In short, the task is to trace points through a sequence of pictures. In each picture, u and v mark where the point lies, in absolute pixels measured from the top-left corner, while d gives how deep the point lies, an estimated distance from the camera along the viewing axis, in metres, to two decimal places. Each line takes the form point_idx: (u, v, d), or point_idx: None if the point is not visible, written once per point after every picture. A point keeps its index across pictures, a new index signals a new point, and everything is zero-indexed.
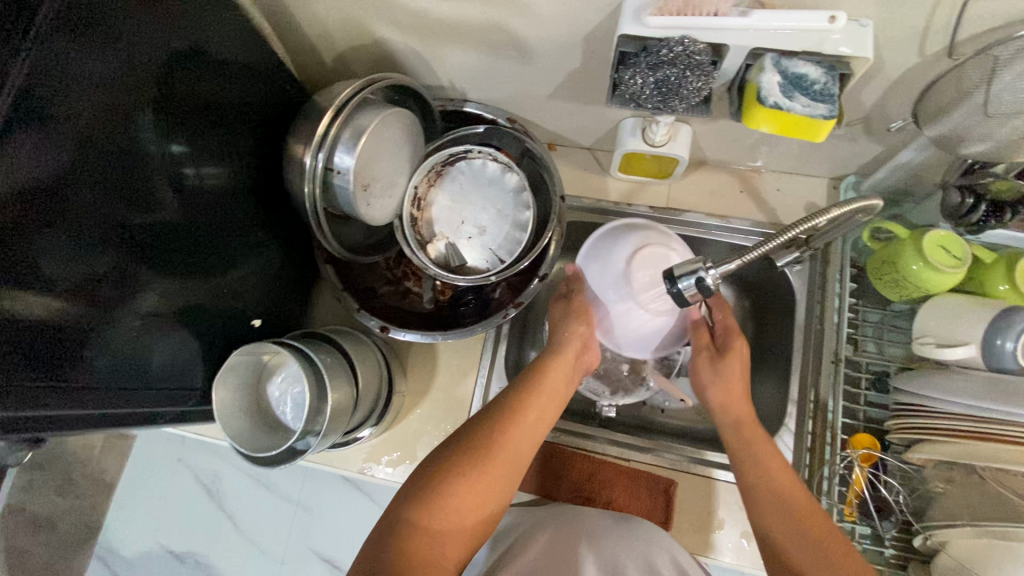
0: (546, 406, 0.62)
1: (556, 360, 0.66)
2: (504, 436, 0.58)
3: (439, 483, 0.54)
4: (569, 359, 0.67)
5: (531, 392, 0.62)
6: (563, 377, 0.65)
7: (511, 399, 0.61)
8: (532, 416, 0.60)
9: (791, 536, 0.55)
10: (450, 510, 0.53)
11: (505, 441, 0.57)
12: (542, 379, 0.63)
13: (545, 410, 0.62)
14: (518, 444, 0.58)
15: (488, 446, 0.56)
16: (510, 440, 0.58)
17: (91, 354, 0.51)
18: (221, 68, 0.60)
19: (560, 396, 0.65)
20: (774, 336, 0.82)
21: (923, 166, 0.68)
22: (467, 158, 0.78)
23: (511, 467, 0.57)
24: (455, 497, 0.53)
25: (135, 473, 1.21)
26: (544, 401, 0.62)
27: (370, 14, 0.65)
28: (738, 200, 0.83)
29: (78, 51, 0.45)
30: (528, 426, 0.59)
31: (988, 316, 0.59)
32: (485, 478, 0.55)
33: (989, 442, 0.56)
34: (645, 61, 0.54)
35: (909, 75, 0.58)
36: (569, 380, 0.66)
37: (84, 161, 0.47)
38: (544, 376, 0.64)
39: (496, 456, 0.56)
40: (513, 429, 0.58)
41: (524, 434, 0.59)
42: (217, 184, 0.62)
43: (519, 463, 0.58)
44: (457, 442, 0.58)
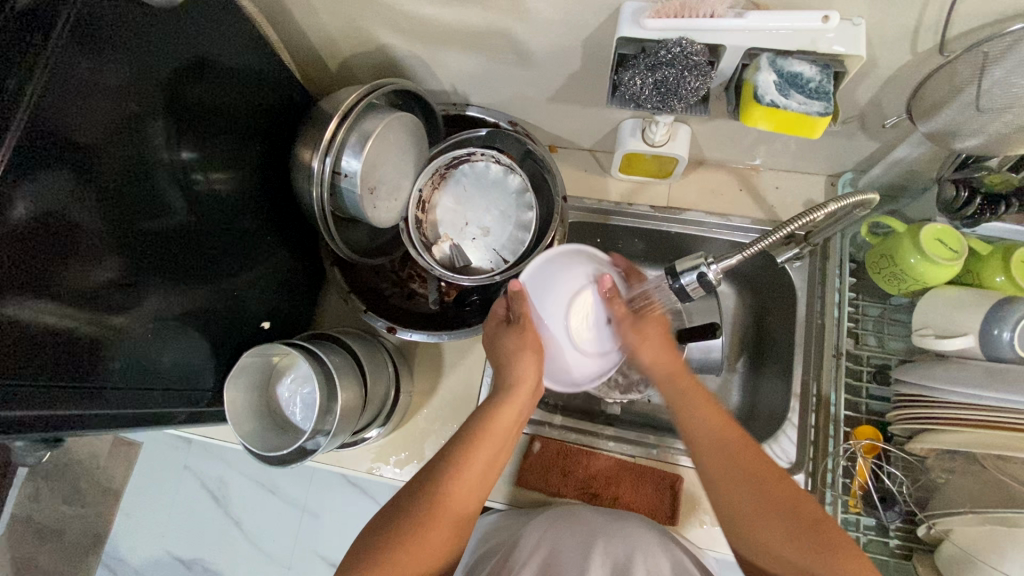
0: (487, 459, 0.60)
1: (501, 404, 0.63)
2: (442, 499, 0.56)
3: (374, 557, 0.53)
4: (517, 404, 0.63)
5: (472, 443, 0.59)
6: (510, 420, 0.62)
7: (452, 454, 0.59)
8: (473, 469, 0.58)
9: (791, 535, 0.50)
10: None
11: (444, 501, 0.56)
12: (487, 426, 0.61)
13: (488, 462, 0.60)
14: (457, 503, 0.57)
15: (426, 513, 0.55)
16: (452, 501, 0.57)
17: (105, 357, 0.52)
18: (229, 76, 0.61)
19: (505, 440, 0.62)
20: (775, 332, 0.83)
21: (918, 161, 0.69)
22: (471, 161, 0.79)
23: (451, 526, 0.56)
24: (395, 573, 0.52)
25: (143, 480, 1.22)
26: (487, 454, 0.59)
27: (374, 21, 0.66)
28: (738, 198, 0.84)
29: (91, 62, 0.47)
30: (468, 481, 0.58)
31: (986, 307, 0.60)
32: (423, 543, 0.54)
33: (988, 431, 0.56)
34: (643, 62, 0.55)
35: (902, 72, 0.59)
36: (518, 417, 0.64)
37: (97, 170, 0.48)
38: (491, 421, 0.61)
39: (433, 521, 0.55)
40: (453, 488, 0.57)
41: (468, 489, 0.58)
42: (225, 189, 0.64)
43: (460, 522, 0.57)
44: (396, 509, 0.57)
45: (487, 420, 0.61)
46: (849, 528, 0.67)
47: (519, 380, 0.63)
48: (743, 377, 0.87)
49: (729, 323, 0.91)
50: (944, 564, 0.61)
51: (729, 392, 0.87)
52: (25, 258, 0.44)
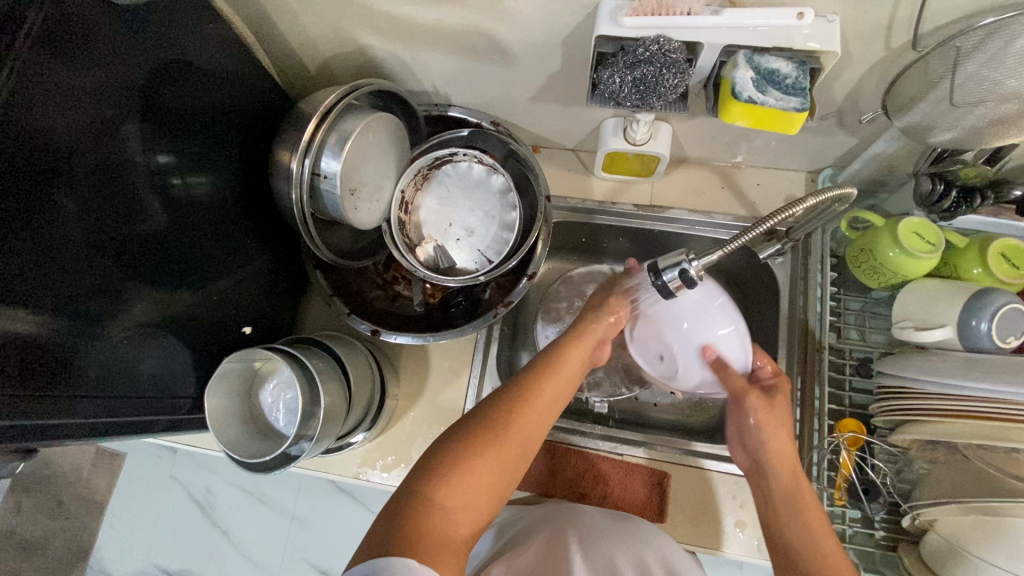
0: (560, 386, 0.60)
1: (569, 347, 0.64)
2: (522, 411, 0.56)
3: (452, 458, 0.51)
4: (584, 348, 0.65)
5: (545, 371, 0.60)
6: (578, 362, 0.64)
7: (527, 377, 0.59)
8: (548, 394, 0.58)
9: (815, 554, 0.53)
10: (468, 481, 0.50)
11: (521, 416, 0.55)
12: (562, 360, 0.62)
13: (562, 391, 0.60)
14: (533, 419, 0.56)
15: (506, 421, 0.54)
16: (527, 421, 0.55)
17: (81, 365, 0.51)
18: (205, 78, 0.61)
19: (574, 376, 0.62)
20: (760, 328, 0.84)
21: (895, 156, 0.70)
22: (453, 161, 0.79)
23: (527, 442, 0.55)
24: (474, 473, 0.50)
25: (128, 491, 1.20)
26: (561, 382, 0.60)
27: (352, 22, 0.66)
28: (720, 196, 0.85)
29: (63, 65, 0.46)
30: (545, 401, 0.58)
31: (962, 298, 0.61)
32: (502, 451, 0.53)
33: (967, 419, 0.57)
34: (622, 61, 0.55)
35: (877, 68, 0.60)
36: (584, 364, 0.65)
37: (71, 175, 0.48)
38: (563, 357, 0.63)
39: (516, 428, 0.54)
40: (531, 404, 0.57)
41: (542, 413, 0.57)
42: (205, 193, 0.63)
43: (535, 441, 0.56)
44: (475, 418, 0.55)
45: (558, 355, 0.62)
46: (836, 521, 0.68)
47: (583, 328, 0.67)
48: None
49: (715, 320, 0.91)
50: (928, 555, 0.62)
51: None
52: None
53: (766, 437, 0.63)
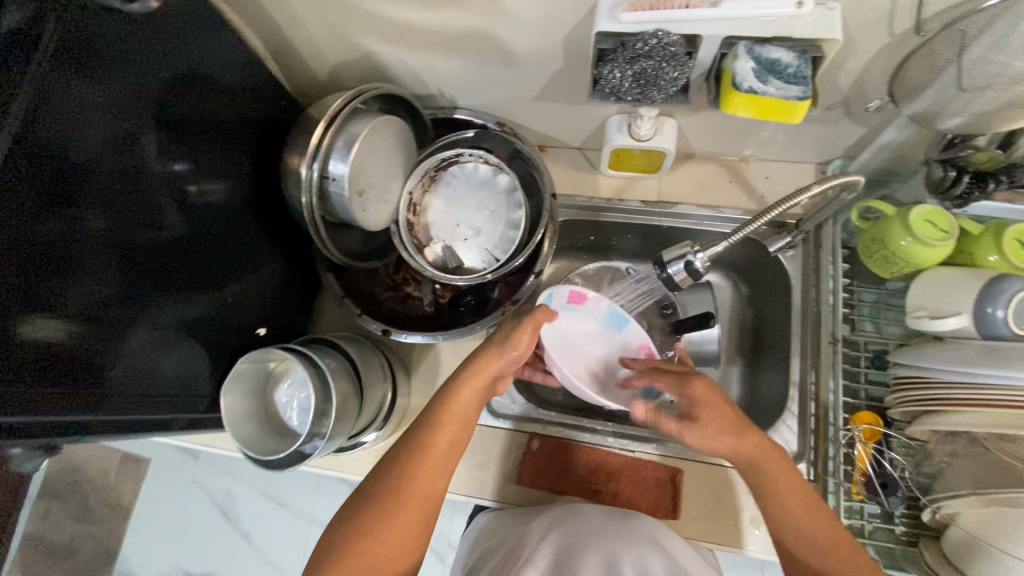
0: (451, 434, 0.61)
1: (466, 383, 0.63)
2: (411, 479, 0.57)
3: (352, 538, 0.54)
4: (477, 383, 0.63)
5: (435, 424, 0.60)
6: (470, 402, 0.63)
7: (415, 434, 0.60)
8: (437, 452, 0.59)
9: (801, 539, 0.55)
10: (372, 556, 0.53)
11: (408, 488, 0.57)
12: (446, 408, 0.61)
13: (453, 439, 0.61)
14: (424, 482, 0.58)
15: (397, 493, 0.56)
16: (416, 486, 0.57)
17: (105, 366, 0.53)
18: (218, 88, 0.63)
19: (468, 419, 0.63)
20: (772, 322, 0.83)
21: (906, 144, 0.69)
22: (459, 162, 0.80)
23: (420, 510, 0.56)
24: (373, 554, 0.53)
25: (152, 497, 1.23)
26: (447, 438, 0.60)
27: (357, 28, 0.67)
28: (728, 189, 0.84)
29: (81, 78, 0.48)
30: (434, 460, 0.59)
31: (978, 285, 0.60)
32: (395, 528, 0.55)
33: (986, 407, 0.56)
34: (622, 56, 0.55)
35: (882, 54, 0.59)
36: (478, 401, 0.64)
37: (90, 183, 0.50)
38: (453, 401, 0.62)
39: (407, 497, 0.56)
40: (417, 467, 0.58)
41: (431, 470, 0.58)
42: (218, 199, 0.64)
43: (431, 500, 0.58)
44: (372, 486, 0.58)
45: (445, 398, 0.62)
46: (854, 516, 0.67)
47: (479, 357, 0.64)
48: (742, 369, 0.86)
49: (727, 316, 0.90)
50: (949, 549, 0.60)
51: (728, 385, 0.87)
52: (19, 271, 0.44)
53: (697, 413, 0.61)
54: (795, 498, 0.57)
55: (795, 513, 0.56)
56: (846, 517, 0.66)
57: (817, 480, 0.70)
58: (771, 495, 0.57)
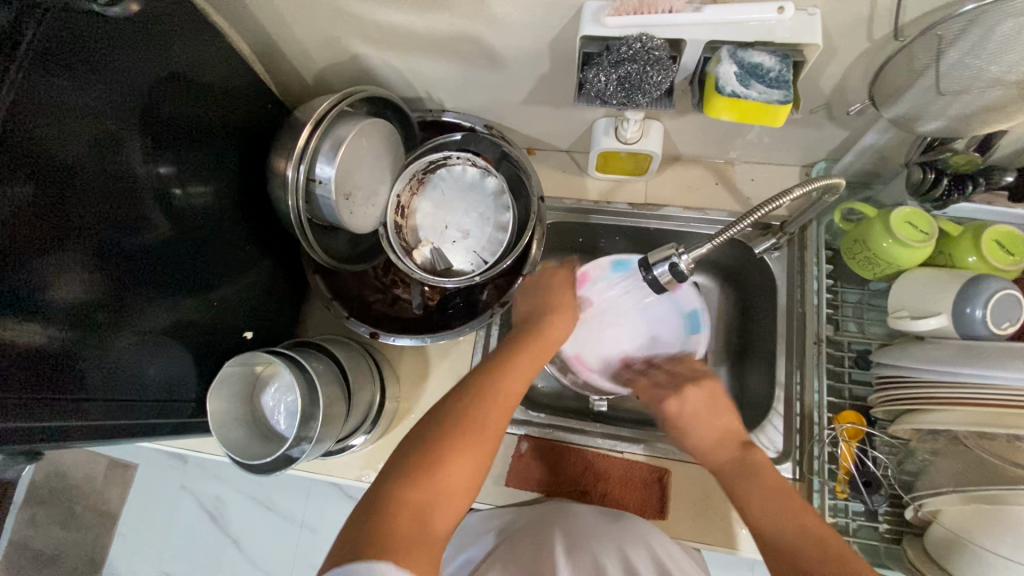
0: (534, 363, 0.63)
1: (529, 341, 0.65)
2: (501, 388, 0.58)
3: (420, 459, 0.51)
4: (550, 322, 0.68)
5: (513, 353, 0.63)
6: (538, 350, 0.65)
7: (485, 368, 0.60)
8: (506, 395, 0.58)
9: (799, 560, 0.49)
10: (436, 480, 0.50)
11: (482, 420, 0.55)
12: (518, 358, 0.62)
13: (534, 362, 0.63)
14: (496, 417, 0.56)
15: (468, 418, 0.54)
16: (505, 396, 0.58)
17: (86, 370, 0.53)
18: (203, 91, 0.62)
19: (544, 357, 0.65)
20: (758, 323, 0.84)
21: (888, 147, 0.70)
22: (447, 164, 0.80)
23: (503, 417, 0.56)
24: (451, 469, 0.51)
25: (139, 502, 1.22)
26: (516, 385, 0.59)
27: (345, 32, 0.68)
28: (714, 192, 0.85)
29: (64, 81, 0.47)
30: (519, 376, 0.60)
31: (957, 285, 0.61)
32: (465, 452, 0.52)
33: (967, 407, 0.57)
34: (607, 60, 0.56)
35: (862, 59, 0.60)
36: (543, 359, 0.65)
37: (74, 186, 0.49)
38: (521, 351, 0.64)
39: (496, 406, 0.57)
40: (505, 382, 0.59)
41: (516, 388, 0.59)
42: (204, 202, 0.64)
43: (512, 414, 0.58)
44: (452, 398, 0.57)
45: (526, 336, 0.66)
46: (839, 514, 0.67)
47: (558, 309, 0.70)
48: (729, 370, 0.88)
49: (714, 317, 0.91)
50: (932, 546, 0.61)
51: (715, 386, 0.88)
52: (6, 243, 0.44)
53: (700, 431, 0.64)
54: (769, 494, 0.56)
55: (784, 527, 0.52)
56: (831, 515, 0.67)
57: (802, 478, 0.71)
58: (763, 514, 0.54)
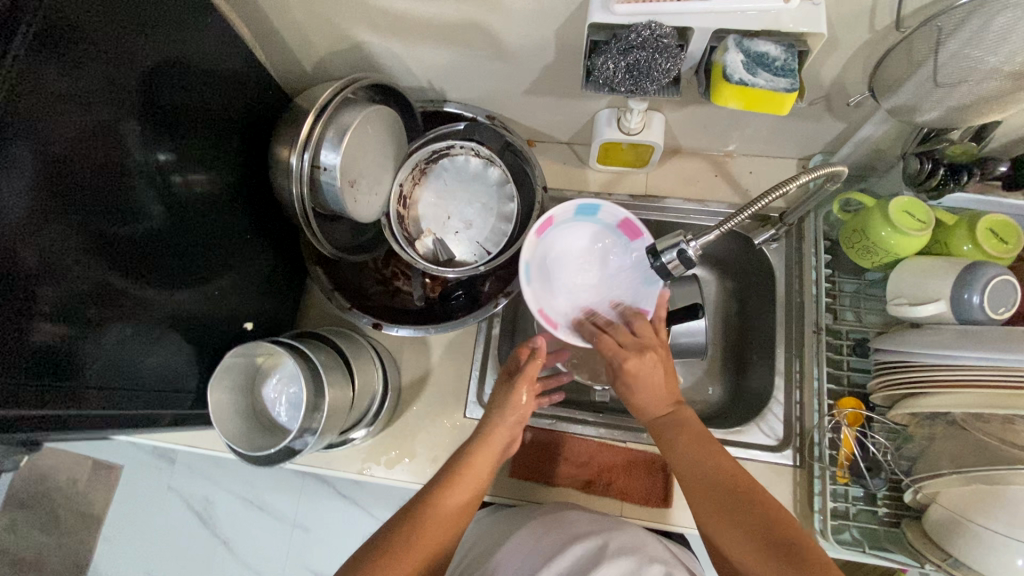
0: (472, 477, 0.62)
1: (481, 444, 0.64)
2: (430, 522, 0.57)
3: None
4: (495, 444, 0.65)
5: (451, 481, 0.61)
6: (488, 465, 0.63)
7: (434, 489, 0.60)
8: (452, 508, 0.59)
9: (739, 529, 0.53)
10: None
11: (420, 539, 0.56)
12: (462, 469, 0.62)
13: (475, 483, 0.62)
14: (431, 542, 0.56)
15: (405, 541, 0.55)
16: (437, 523, 0.57)
17: (83, 360, 0.51)
18: (203, 75, 0.61)
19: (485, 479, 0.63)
20: (757, 313, 0.85)
21: (884, 139, 0.72)
22: (450, 154, 0.79)
23: (433, 550, 0.56)
24: None
25: (125, 504, 1.19)
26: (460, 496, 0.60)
27: (348, 18, 0.67)
28: (713, 184, 0.86)
29: (61, 64, 0.46)
30: (454, 498, 0.60)
31: (956, 272, 0.62)
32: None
33: (969, 391, 0.57)
34: (615, 47, 0.56)
35: (863, 50, 0.61)
36: (492, 467, 0.64)
37: (70, 173, 0.48)
38: (472, 458, 0.63)
39: (423, 538, 0.56)
40: (436, 510, 0.58)
41: (453, 518, 0.59)
42: (204, 189, 0.63)
43: (448, 538, 0.58)
44: (383, 535, 0.56)
45: (462, 456, 0.63)
46: (839, 500, 0.68)
47: (492, 429, 0.65)
48: (728, 360, 0.89)
49: (713, 309, 0.92)
50: (931, 529, 0.62)
51: (715, 376, 0.89)
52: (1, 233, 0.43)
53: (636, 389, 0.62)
54: (700, 456, 0.58)
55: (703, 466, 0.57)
56: (832, 500, 0.68)
57: (802, 465, 0.72)
58: (689, 458, 0.58)
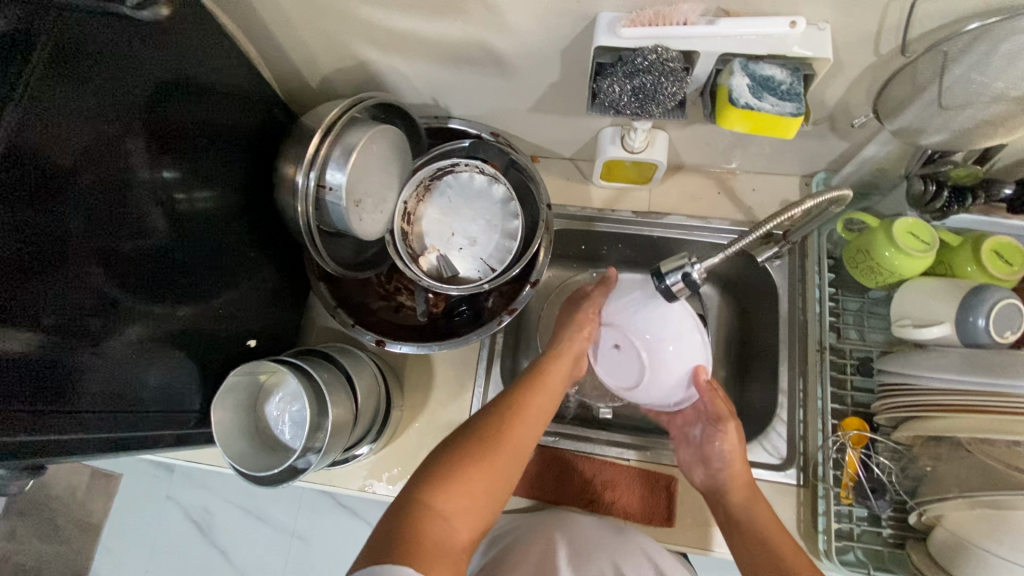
0: (552, 386, 0.66)
1: (557, 360, 0.70)
2: (520, 413, 0.61)
3: (449, 467, 0.55)
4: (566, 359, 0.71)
5: (535, 384, 0.65)
6: (561, 374, 0.69)
7: (516, 392, 0.64)
8: (536, 406, 0.63)
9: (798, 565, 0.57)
10: (469, 483, 0.54)
11: (513, 425, 0.60)
12: (537, 380, 0.66)
13: (552, 397, 0.66)
14: (525, 428, 0.61)
15: (498, 435, 0.58)
16: (526, 415, 0.62)
17: (87, 380, 0.51)
18: (210, 94, 0.61)
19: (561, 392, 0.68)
20: (761, 330, 0.85)
21: (888, 159, 0.72)
22: (455, 171, 0.80)
23: (525, 435, 0.60)
24: (468, 477, 0.54)
25: (124, 514, 1.18)
26: (544, 400, 0.64)
27: (354, 37, 0.67)
28: (717, 200, 0.86)
29: (71, 86, 0.46)
30: (541, 398, 0.64)
31: (960, 295, 0.63)
32: (492, 463, 0.56)
33: (976, 415, 0.57)
34: (621, 71, 0.57)
35: (866, 74, 0.62)
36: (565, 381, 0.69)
37: (78, 194, 0.48)
38: (546, 370, 0.68)
39: (517, 424, 0.60)
40: (525, 409, 0.62)
41: (538, 416, 0.63)
42: (208, 207, 0.63)
43: (535, 430, 0.62)
44: (476, 422, 0.60)
45: (543, 368, 0.68)
46: (843, 520, 0.68)
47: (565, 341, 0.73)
48: (730, 377, 0.89)
49: (716, 325, 0.92)
50: (936, 550, 0.62)
51: None
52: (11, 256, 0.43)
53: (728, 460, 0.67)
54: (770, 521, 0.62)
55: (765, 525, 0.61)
56: (836, 521, 0.67)
57: (806, 484, 0.72)
58: (747, 516, 0.63)
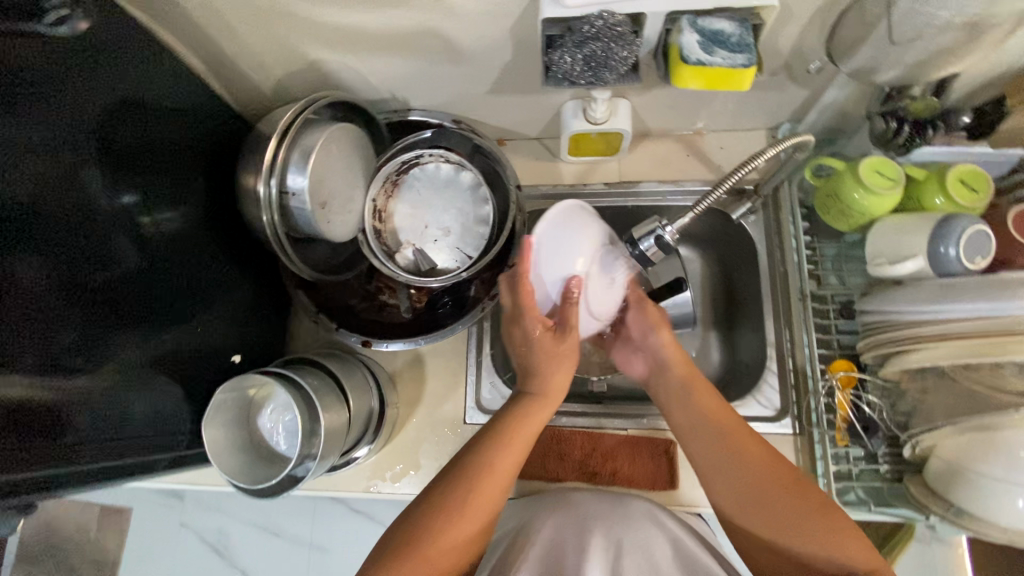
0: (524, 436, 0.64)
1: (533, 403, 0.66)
2: (487, 471, 0.60)
3: (413, 535, 0.55)
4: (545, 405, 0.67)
5: (504, 435, 0.63)
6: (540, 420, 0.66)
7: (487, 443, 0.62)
8: (508, 460, 0.61)
9: (778, 524, 0.56)
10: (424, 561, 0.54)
11: (481, 485, 0.59)
12: (495, 453, 0.61)
13: (522, 451, 0.63)
14: (493, 485, 0.59)
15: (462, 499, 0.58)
16: (497, 469, 0.60)
17: (72, 416, 0.51)
18: (158, 110, 0.60)
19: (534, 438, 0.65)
20: (744, 286, 0.85)
21: (848, 102, 0.72)
22: (420, 164, 0.80)
23: (495, 490, 0.60)
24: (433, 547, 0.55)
25: (139, 547, 1.18)
26: (514, 451, 0.62)
27: (301, 38, 0.66)
28: (687, 163, 0.86)
29: (12, 119, 0.45)
30: (514, 447, 0.62)
31: (930, 226, 0.63)
32: (455, 533, 0.56)
33: (956, 342, 0.58)
34: (570, 40, 0.56)
35: (816, 17, 0.62)
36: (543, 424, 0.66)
37: (36, 231, 0.47)
38: (515, 428, 0.64)
39: (485, 483, 0.59)
40: (493, 462, 0.60)
41: (507, 471, 0.61)
42: (173, 227, 0.62)
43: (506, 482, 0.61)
44: (444, 479, 0.60)
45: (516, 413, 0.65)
46: (841, 462, 0.70)
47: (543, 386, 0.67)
48: (719, 336, 0.89)
49: (700, 287, 0.93)
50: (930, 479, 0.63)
51: (708, 351, 0.90)
52: None
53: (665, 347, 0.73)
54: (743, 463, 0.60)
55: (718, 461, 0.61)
56: (834, 463, 0.69)
57: (802, 432, 0.74)
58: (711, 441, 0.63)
